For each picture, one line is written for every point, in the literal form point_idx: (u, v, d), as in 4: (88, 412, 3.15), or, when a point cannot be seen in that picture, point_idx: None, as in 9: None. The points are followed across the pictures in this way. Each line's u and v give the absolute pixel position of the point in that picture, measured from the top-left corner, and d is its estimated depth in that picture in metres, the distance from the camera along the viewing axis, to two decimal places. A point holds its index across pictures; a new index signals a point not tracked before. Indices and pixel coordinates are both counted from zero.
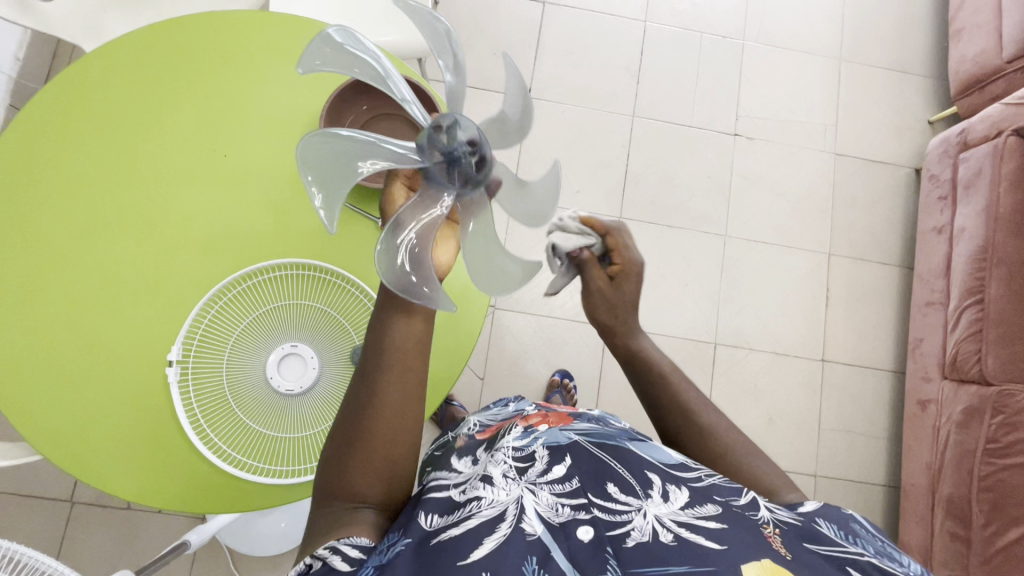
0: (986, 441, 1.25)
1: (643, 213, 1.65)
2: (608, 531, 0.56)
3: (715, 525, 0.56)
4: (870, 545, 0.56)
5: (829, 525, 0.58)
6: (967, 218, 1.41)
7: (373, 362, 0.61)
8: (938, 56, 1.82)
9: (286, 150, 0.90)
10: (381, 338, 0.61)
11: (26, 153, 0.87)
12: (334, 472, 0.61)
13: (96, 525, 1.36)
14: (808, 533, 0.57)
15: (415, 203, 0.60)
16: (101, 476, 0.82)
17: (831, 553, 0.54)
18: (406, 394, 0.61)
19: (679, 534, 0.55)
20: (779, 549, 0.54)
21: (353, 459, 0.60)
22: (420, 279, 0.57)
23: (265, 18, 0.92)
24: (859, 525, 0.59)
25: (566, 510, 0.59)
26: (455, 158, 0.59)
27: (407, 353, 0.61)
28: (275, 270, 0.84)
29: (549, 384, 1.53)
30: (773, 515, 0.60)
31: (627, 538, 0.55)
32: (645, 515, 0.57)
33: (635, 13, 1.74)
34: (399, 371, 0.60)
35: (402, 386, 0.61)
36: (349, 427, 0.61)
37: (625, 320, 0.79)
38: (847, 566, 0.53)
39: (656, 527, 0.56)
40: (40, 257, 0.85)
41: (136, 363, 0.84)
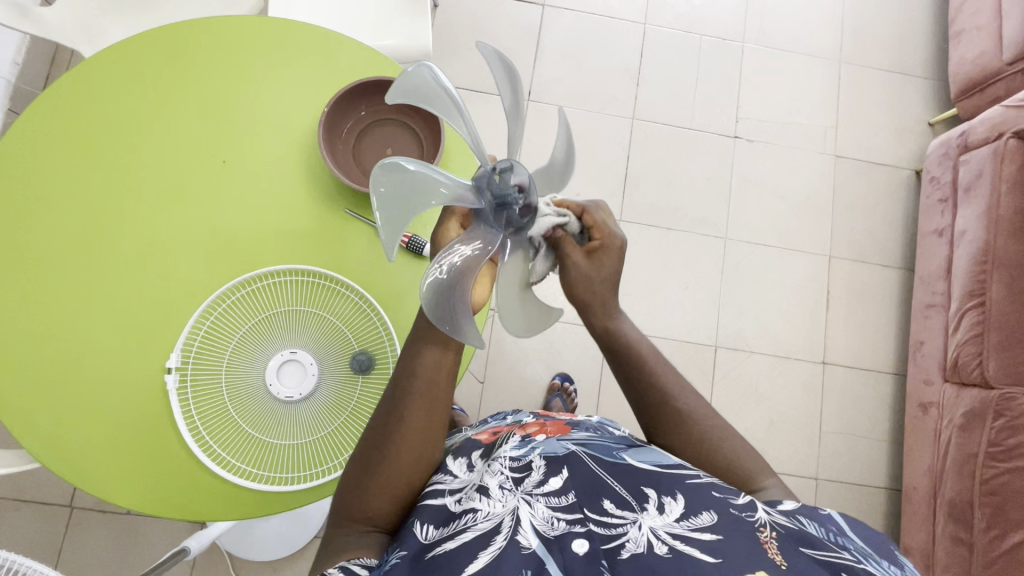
0: (987, 444, 1.25)
1: (643, 216, 1.64)
2: (603, 545, 0.56)
3: (709, 537, 0.55)
4: (850, 545, 0.57)
5: (813, 525, 0.59)
6: (968, 220, 1.41)
7: (402, 391, 0.63)
8: (937, 58, 1.81)
9: (286, 155, 0.89)
10: (411, 368, 0.63)
11: (24, 162, 0.86)
12: (353, 494, 0.63)
13: (95, 530, 1.36)
14: (802, 537, 0.56)
15: (465, 240, 0.58)
16: (100, 484, 0.81)
17: (824, 558, 0.54)
18: (430, 424, 0.64)
19: (674, 546, 0.54)
20: (774, 558, 0.53)
21: (374, 483, 0.63)
22: (461, 317, 0.55)
23: (265, 24, 0.92)
24: (835, 526, 0.59)
25: (561, 524, 0.59)
26: (506, 201, 0.57)
27: (435, 386, 0.63)
28: (275, 276, 0.84)
29: (550, 388, 1.52)
30: (770, 518, 0.59)
31: (621, 550, 0.55)
32: (640, 527, 0.57)
33: (634, 16, 1.74)
34: (426, 403, 0.63)
35: (429, 418, 0.64)
36: (373, 452, 0.63)
37: (603, 300, 0.69)
38: (840, 572, 0.52)
39: (651, 539, 0.56)
40: (39, 265, 0.84)
41: (135, 371, 0.84)
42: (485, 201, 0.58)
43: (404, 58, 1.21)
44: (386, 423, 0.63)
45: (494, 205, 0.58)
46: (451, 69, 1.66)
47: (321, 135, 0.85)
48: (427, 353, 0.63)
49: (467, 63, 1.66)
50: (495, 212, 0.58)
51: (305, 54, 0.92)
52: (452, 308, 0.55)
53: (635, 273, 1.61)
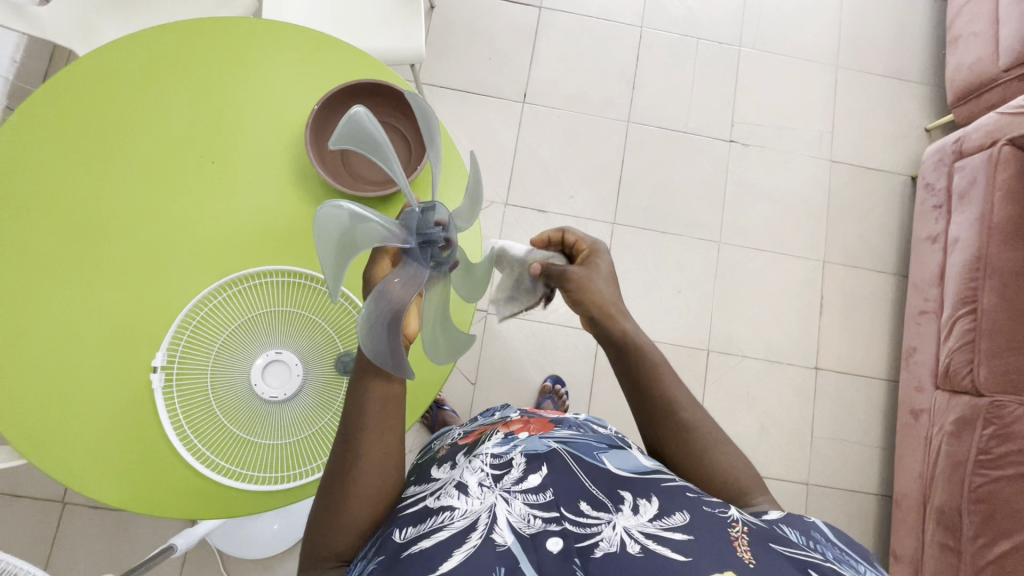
0: (977, 452, 1.25)
1: (637, 220, 1.65)
2: (577, 543, 0.56)
3: (680, 536, 0.55)
4: (828, 551, 0.56)
5: (792, 530, 0.59)
6: (961, 227, 1.41)
7: (355, 428, 0.62)
8: (935, 63, 1.81)
9: (271, 158, 0.90)
10: (360, 402, 0.62)
11: (12, 161, 0.87)
12: (317, 531, 0.63)
13: (86, 526, 1.37)
14: (774, 536, 0.57)
15: (393, 278, 0.57)
16: (85, 481, 0.82)
17: (794, 556, 0.54)
18: (387, 457, 0.63)
19: (646, 545, 0.54)
20: (743, 556, 0.53)
21: (334, 521, 0.62)
22: (393, 353, 0.55)
23: (256, 25, 0.93)
24: (818, 532, 0.59)
25: (537, 522, 0.59)
26: (430, 240, 0.59)
27: (386, 415, 0.63)
28: (261, 277, 0.85)
29: (542, 390, 1.52)
30: (742, 517, 0.59)
31: (595, 549, 0.55)
32: (614, 527, 0.57)
33: (631, 19, 1.74)
34: (381, 436, 0.62)
35: (384, 451, 0.63)
36: (331, 491, 0.62)
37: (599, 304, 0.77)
38: (809, 569, 0.52)
39: (624, 538, 0.56)
40: (28, 263, 0.85)
41: (121, 370, 0.84)
42: (414, 240, 0.58)
43: (396, 60, 1.21)
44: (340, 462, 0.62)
45: (419, 243, 0.59)
46: (446, 70, 1.66)
47: (309, 142, 0.87)
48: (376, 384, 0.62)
49: (463, 65, 1.67)
50: (422, 251, 0.59)
51: (295, 54, 0.93)
52: (387, 345, 0.55)
53: (628, 275, 1.62)
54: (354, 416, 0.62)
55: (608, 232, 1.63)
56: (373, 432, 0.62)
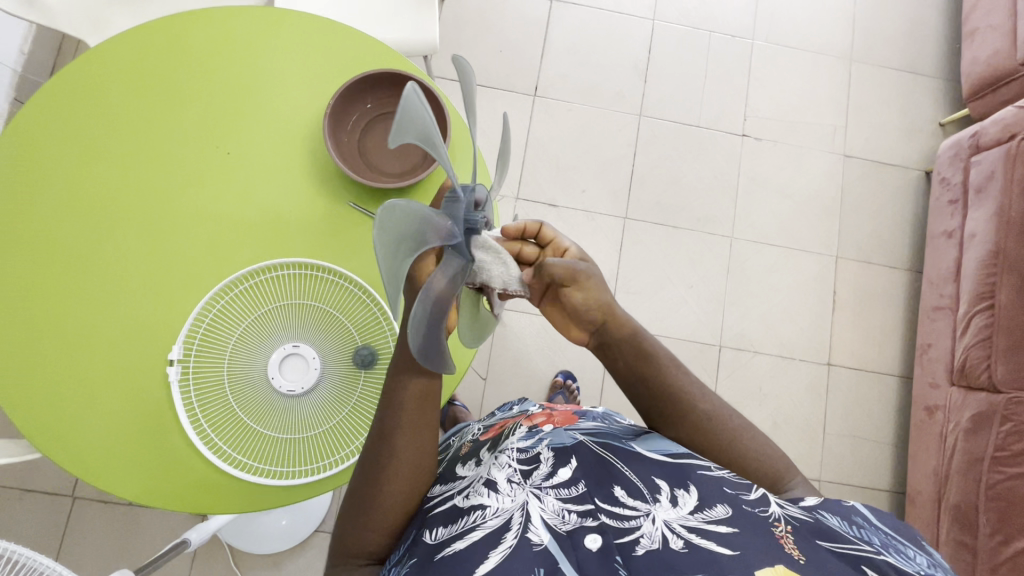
0: (994, 449, 1.24)
1: (649, 214, 1.63)
2: (617, 539, 0.56)
3: (725, 529, 0.54)
4: (873, 538, 0.55)
5: (832, 515, 0.58)
6: (978, 222, 1.39)
7: (389, 430, 0.61)
8: (950, 57, 1.79)
9: (288, 149, 0.89)
10: (395, 400, 0.62)
11: (26, 153, 0.86)
12: (349, 532, 0.63)
13: (98, 521, 1.36)
14: (820, 530, 0.55)
15: (439, 274, 0.54)
16: (101, 474, 0.81)
17: (845, 551, 0.53)
18: (420, 456, 0.64)
19: (690, 540, 0.54)
20: (792, 554, 0.52)
21: (367, 521, 0.63)
22: (437, 349, 0.54)
23: (271, 14, 0.92)
24: (860, 517, 0.58)
25: (573, 517, 0.58)
26: (475, 225, 0.56)
27: (422, 415, 0.62)
28: (278, 270, 0.84)
29: (554, 385, 1.51)
30: (784, 512, 0.57)
31: (636, 545, 0.55)
32: (654, 521, 0.57)
33: (642, 11, 1.72)
34: (415, 439, 0.62)
35: (419, 452, 0.63)
36: (365, 493, 0.63)
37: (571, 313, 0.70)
38: (861, 565, 0.52)
39: (666, 533, 0.55)
40: (43, 255, 0.84)
41: (136, 362, 0.83)
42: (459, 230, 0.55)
43: (409, 51, 1.20)
44: (373, 465, 0.62)
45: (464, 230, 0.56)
46: None
47: (326, 130, 0.85)
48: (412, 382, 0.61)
49: (473, 58, 1.65)
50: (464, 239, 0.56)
51: (311, 44, 0.91)
52: (433, 343, 0.53)
53: (639, 271, 1.60)
54: (389, 417, 0.62)
55: (619, 228, 1.62)
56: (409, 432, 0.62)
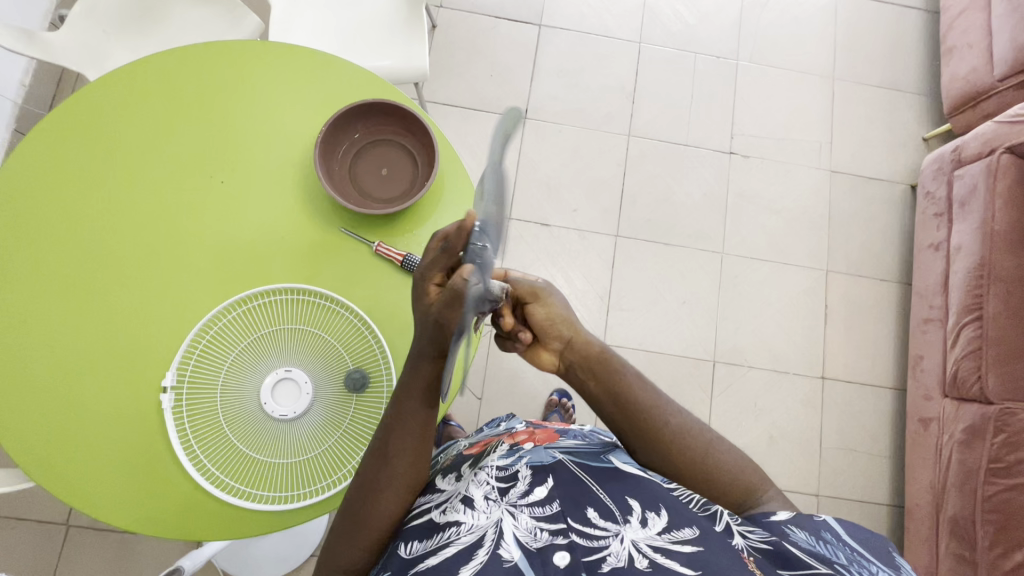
0: (989, 461, 1.24)
1: (640, 232, 1.66)
2: (585, 557, 0.55)
3: (689, 549, 0.55)
4: (839, 556, 0.57)
5: (800, 531, 0.60)
6: (963, 235, 1.41)
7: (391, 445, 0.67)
8: (930, 73, 1.83)
9: (280, 178, 0.91)
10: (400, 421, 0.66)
11: (23, 185, 0.88)
12: (339, 545, 0.66)
13: (90, 549, 1.35)
14: (782, 558, 0.56)
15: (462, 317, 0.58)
16: (93, 502, 0.81)
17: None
18: (417, 473, 0.69)
19: (654, 560, 0.54)
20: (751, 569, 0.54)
21: (360, 534, 0.66)
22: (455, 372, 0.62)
23: (263, 46, 0.95)
24: (830, 533, 0.59)
25: (544, 535, 0.58)
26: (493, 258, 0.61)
27: (422, 435, 0.68)
28: (271, 295, 0.85)
29: (549, 404, 1.50)
30: (748, 543, 0.58)
31: (603, 563, 0.54)
32: (622, 541, 0.57)
33: (629, 35, 1.77)
34: (414, 455, 0.67)
35: (416, 469, 0.68)
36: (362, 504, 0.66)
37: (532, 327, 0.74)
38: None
39: (632, 553, 0.55)
40: (38, 285, 0.86)
41: (130, 390, 0.84)
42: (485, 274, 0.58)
43: (400, 79, 1.23)
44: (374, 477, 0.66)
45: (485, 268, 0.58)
46: (448, 88, 1.69)
47: (317, 158, 0.87)
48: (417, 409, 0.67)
49: (465, 82, 1.69)
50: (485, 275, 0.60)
51: (302, 74, 0.94)
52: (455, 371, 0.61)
53: (632, 288, 1.62)
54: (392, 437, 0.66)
55: (611, 245, 1.64)
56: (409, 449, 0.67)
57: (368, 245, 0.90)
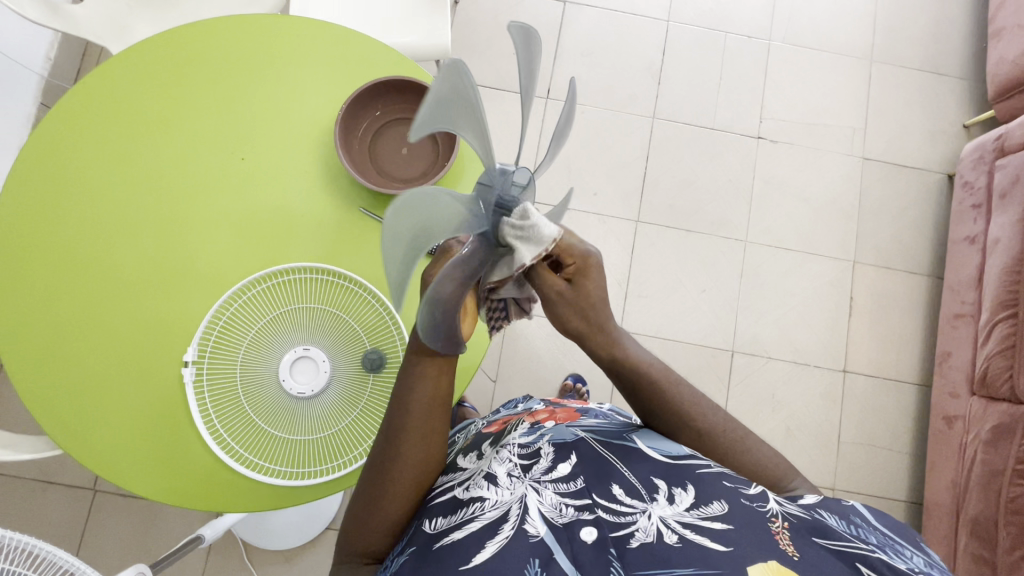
0: (1015, 462, 1.20)
1: (662, 217, 1.62)
2: (612, 533, 0.55)
3: (720, 526, 0.54)
4: (870, 537, 0.55)
5: (831, 515, 0.57)
6: (1002, 228, 1.35)
7: (394, 431, 0.62)
8: (974, 57, 1.74)
9: (301, 153, 0.90)
10: (404, 403, 0.62)
11: (48, 157, 0.89)
12: (353, 531, 0.65)
13: (117, 514, 1.40)
14: (816, 527, 0.55)
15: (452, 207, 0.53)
16: (119, 471, 0.83)
17: (840, 548, 0.53)
18: (427, 459, 0.64)
19: (684, 535, 0.54)
20: (786, 549, 0.52)
21: (370, 520, 0.64)
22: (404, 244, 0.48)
23: (284, 20, 0.93)
24: (859, 517, 0.58)
25: (570, 511, 0.58)
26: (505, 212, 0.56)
27: (430, 419, 0.63)
28: (291, 273, 0.86)
29: (566, 390, 1.48)
30: (783, 508, 0.57)
31: (631, 539, 0.54)
32: (650, 516, 0.56)
33: (657, 13, 1.71)
34: (421, 439, 0.62)
35: (425, 453, 0.63)
36: (370, 492, 0.64)
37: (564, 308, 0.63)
38: (856, 563, 0.51)
39: (661, 528, 0.55)
40: (61, 257, 0.87)
41: (153, 363, 0.85)
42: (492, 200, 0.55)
43: (421, 55, 1.20)
44: (379, 463, 0.63)
45: (497, 212, 0.56)
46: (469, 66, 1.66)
47: (337, 136, 0.86)
48: (419, 391, 0.62)
49: (485, 60, 1.66)
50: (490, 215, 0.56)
51: (323, 50, 0.93)
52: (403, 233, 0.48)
53: (650, 275, 1.59)
54: (395, 418, 0.62)
55: (631, 231, 1.61)
56: (414, 436, 0.62)
57: None
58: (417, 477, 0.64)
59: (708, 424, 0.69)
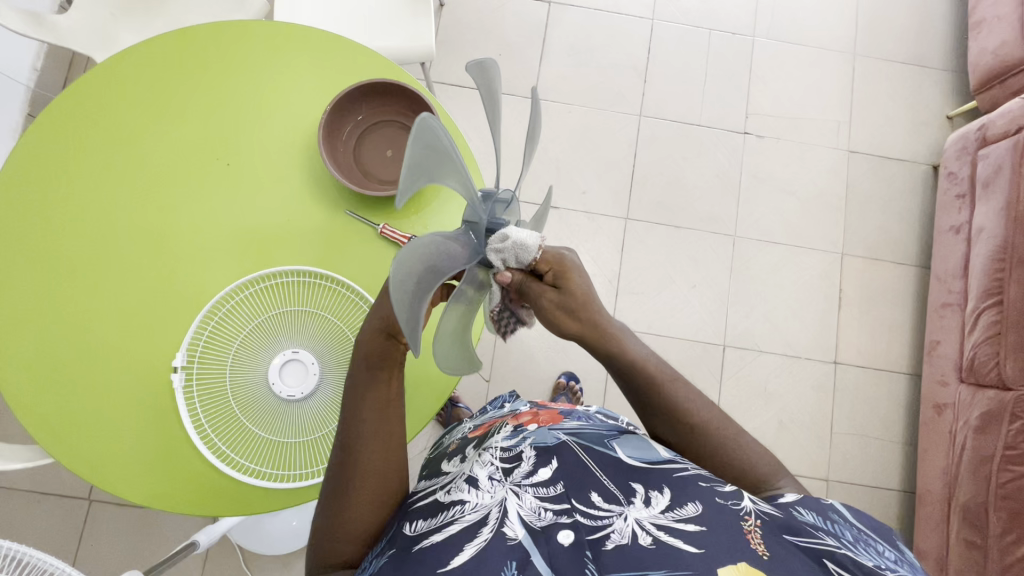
0: (1004, 447, 1.21)
1: (651, 214, 1.63)
2: (589, 535, 0.56)
3: (693, 528, 0.55)
4: (843, 534, 0.55)
5: (807, 512, 0.58)
6: (986, 217, 1.36)
7: (350, 439, 0.63)
8: (956, 49, 1.76)
9: (286, 159, 0.91)
10: (357, 414, 0.64)
11: (35, 166, 0.89)
12: (327, 536, 0.63)
13: (112, 523, 1.40)
14: (787, 525, 0.56)
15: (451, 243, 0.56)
16: (110, 478, 0.84)
17: (808, 545, 0.54)
18: (391, 464, 0.65)
19: (658, 537, 0.54)
20: (756, 548, 0.53)
21: (345, 525, 0.63)
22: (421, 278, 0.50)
23: (270, 28, 0.94)
24: (835, 514, 0.58)
25: (548, 515, 0.59)
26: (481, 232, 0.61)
27: (387, 424, 0.64)
28: (280, 277, 0.86)
29: (557, 387, 1.51)
30: (756, 506, 0.58)
31: (606, 541, 0.55)
32: (626, 518, 0.57)
33: (642, 12, 1.72)
34: (380, 443, 0.63)
35: (386, 459, 0.64)
36: (337, 498, 0.63)
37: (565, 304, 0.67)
38: (823, 559, 0.52)
39: (635, 530, 0.56)
40: (50, 265, 0.87)
41: (142, 369, 0.86)
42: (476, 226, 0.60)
43: (405, 58, 1.21)
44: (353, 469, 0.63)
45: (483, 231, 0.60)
46: (457, 68, 1.67)
47: (321, 140, 0.87)
48: (369, 399, 0.64)
49: (472, 62, 1.67)
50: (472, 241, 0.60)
51: (308, 56, 0.93)
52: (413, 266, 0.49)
53: (641, 271, 1.60)
54: (350, 428, 0.64)
55: (621, 228, 1.62)
56: (373, 442, 0.63)
57: (373, 226, 0.90)
58: (384, 482, 0.64)
59: (696, 418, 0.69)
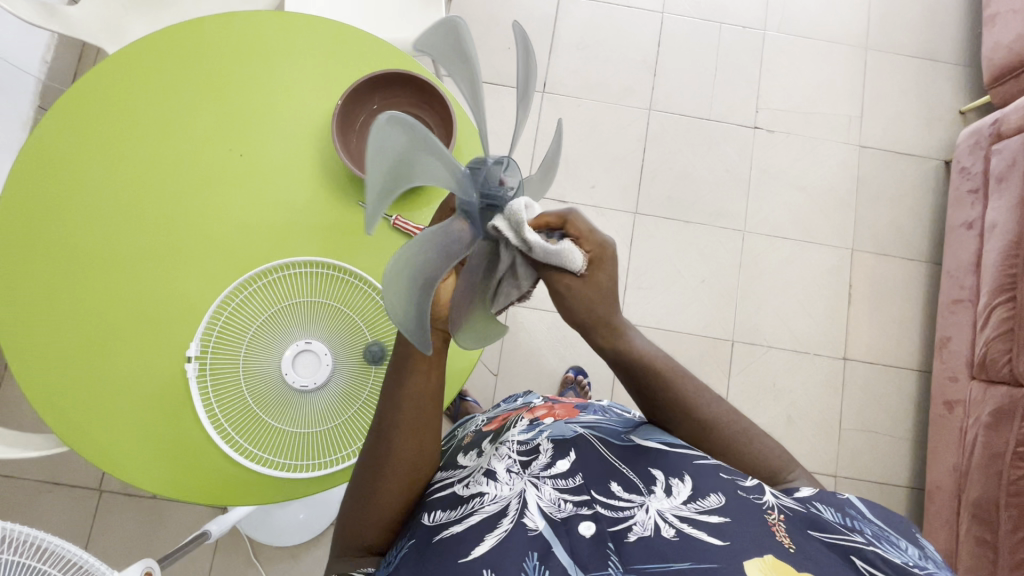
0: (1015, 444, 1.21)
1: (660, 209, 1.63)
2: (610, 527, 0.56)
3: (717, 519, 0.55)
4: (865, 528, 0.56)
5: (826, 508, 0.58)
6: (999, 212, 1.35)
7: (386, 427, 0.62)
8: (969, 43, 1.75)
9: (300, 149, 0.91)
10: (396, 401, 0.62)
11: (49, 155, 0.89)
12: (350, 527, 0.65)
13: (123, 514, 1.41)
14: (810, 520, 0.56)
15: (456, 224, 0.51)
16: (125, 466, 0.84)
17: (834, 540, 0.53)
18: (420, 453, 0.64)
19: (681, 529, 0.54)
20: (782, 541, 0.52)
21: (367, 515, 0.64)
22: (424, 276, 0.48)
23: (281, 18, 0.93)
24: (854, 509, 0.58)
25: (568, 506, 0.59)
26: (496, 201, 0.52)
27: (424, 414, 0.63)
28: (293, 267, 0.86)
29: (564, 381, 1.51)
30: (779, 501, 0.58)
31: (628, 532, 0.55)
32: (647, 510, 0.57)
33: (651, 5, 1.71)
34: (414, 432, 0.62)
35: (418, 448, 0.63)
36: (364, 486, 0.64)
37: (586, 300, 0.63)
38: (851, 556, 0.52)
39: (657, 522, 0.55)
40: (64, 254, 0.87)
41: (157, 358, 0.86)
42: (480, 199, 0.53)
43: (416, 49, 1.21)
44: (373, 461, 0.63)
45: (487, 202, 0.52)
46: None
47: (335, 130, 0.87)
48: (410, 388, 0.61)
49: (481, 55, 1.66)
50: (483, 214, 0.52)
51: (320, 46, 0.93)
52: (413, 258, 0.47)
53: (649, 266, 1.60)
54: (387, 416, 0.62)
55: (630, 223, 1.61)
56: (407, 431, 0.62)
57: (386, 218, 0.90)
58: (412, 472, 0.64)
59: (713, 410, 0.69)
